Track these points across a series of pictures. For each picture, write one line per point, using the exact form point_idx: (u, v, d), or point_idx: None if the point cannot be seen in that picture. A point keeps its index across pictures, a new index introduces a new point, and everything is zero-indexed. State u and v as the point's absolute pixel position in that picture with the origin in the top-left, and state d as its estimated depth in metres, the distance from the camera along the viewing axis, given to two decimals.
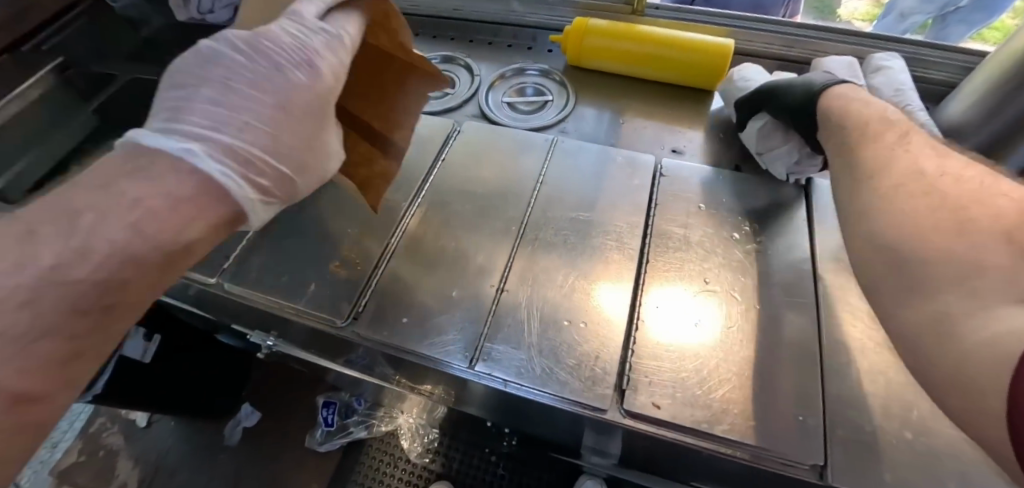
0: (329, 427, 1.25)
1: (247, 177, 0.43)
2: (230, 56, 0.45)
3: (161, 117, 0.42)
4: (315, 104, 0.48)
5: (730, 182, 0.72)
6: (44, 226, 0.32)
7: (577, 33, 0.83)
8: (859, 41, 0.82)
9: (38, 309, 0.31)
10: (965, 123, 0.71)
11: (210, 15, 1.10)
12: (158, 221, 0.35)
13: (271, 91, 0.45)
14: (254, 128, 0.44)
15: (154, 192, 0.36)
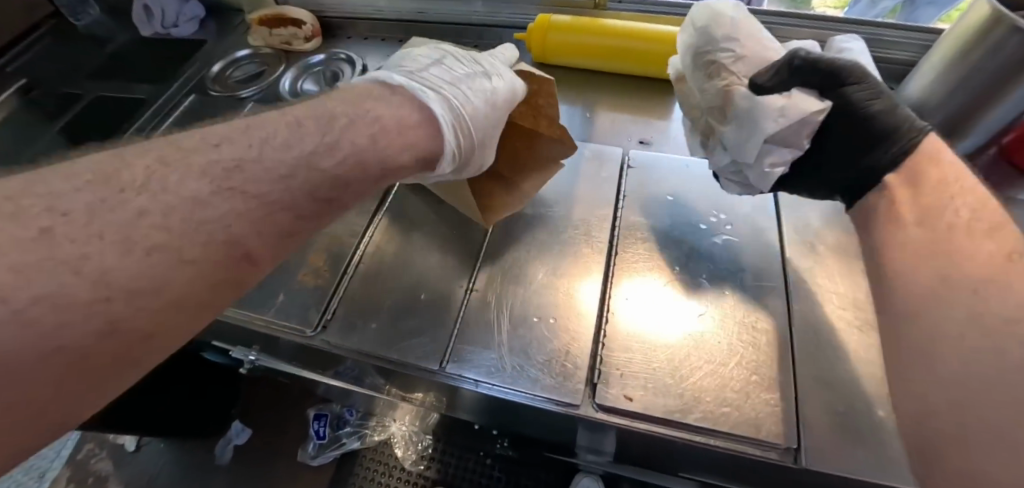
0: (321, 439, 1.23)
1: (455, 128, 0.54)
2: (451, 58, 0.61)
3: (400, 73, 0.56)
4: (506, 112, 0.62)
5: (698, 170, 0.72)
6: (308, 120, 0.42)
7: (541, 30, 0.83)
8: (820, 24, 0.83)
9: (289, 185, 0.38)
10: (926, 101, 0.72)
11: (174, 29, 1.08)
12: (388, 137, 0.46)
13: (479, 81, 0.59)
14: (472, 100, 0.57)
15: (387, 117, 0.48)
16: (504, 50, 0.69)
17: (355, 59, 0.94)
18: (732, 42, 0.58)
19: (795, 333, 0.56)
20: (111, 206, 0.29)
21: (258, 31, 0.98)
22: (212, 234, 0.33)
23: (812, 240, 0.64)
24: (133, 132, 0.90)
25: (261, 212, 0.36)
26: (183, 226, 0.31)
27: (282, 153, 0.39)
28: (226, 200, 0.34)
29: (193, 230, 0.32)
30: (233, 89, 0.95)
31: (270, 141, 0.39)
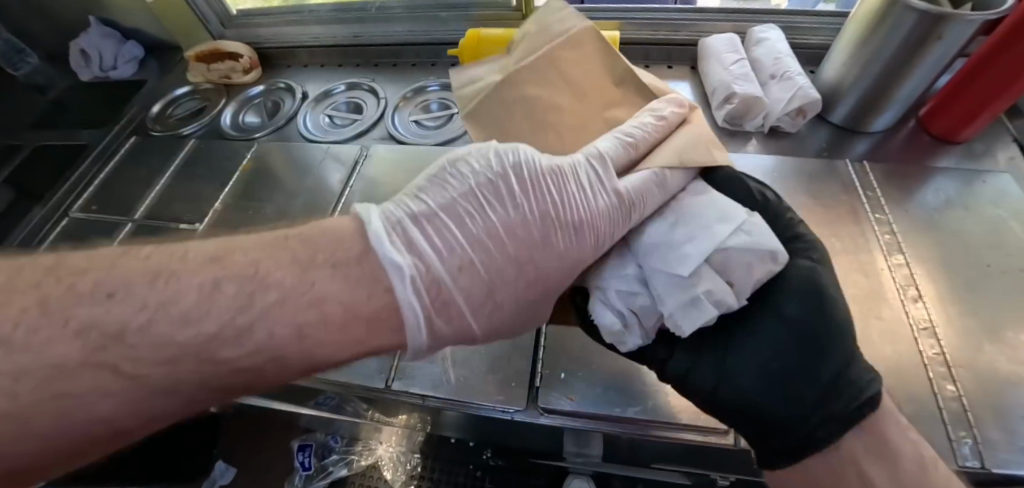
0: (307, 470, 1.18)
1: (432, 319, 0.39)
2: (500, 182, 0.44)
3: (407, 203, 0.43)
4: (552, 276, 0.44)
5: None
6: (229, 284, 0.35)
7: (471, 45, 0.84)
8: (739, 17, 0.86)
9: (173, 371, 0.33)
10: (841, 82, 0.75)
11: (113, 71, 1.08)
12: (322, 330, 0.35)
13: (532, 282, 0.44)
14: (475, 261, 0.41)
15: (334, 297, 0.36)
16: (623, 148, 0.50)
17: (294, 88, 0.95)
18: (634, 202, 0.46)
19: None
20: None
21: (197, 68, 0.99)
22: (67, 406, 0.31)
23: None
24: (75, 177, 0.89)
25: (137, 395, 0.33)
26: (33, 394, 0.30)
27: (173, 331, 0.33)
28: (92, 376, 0.32)
29: (47, 402, 0.31)
30: (174, 127, 0.94)
31: (168, 310, 0.33)
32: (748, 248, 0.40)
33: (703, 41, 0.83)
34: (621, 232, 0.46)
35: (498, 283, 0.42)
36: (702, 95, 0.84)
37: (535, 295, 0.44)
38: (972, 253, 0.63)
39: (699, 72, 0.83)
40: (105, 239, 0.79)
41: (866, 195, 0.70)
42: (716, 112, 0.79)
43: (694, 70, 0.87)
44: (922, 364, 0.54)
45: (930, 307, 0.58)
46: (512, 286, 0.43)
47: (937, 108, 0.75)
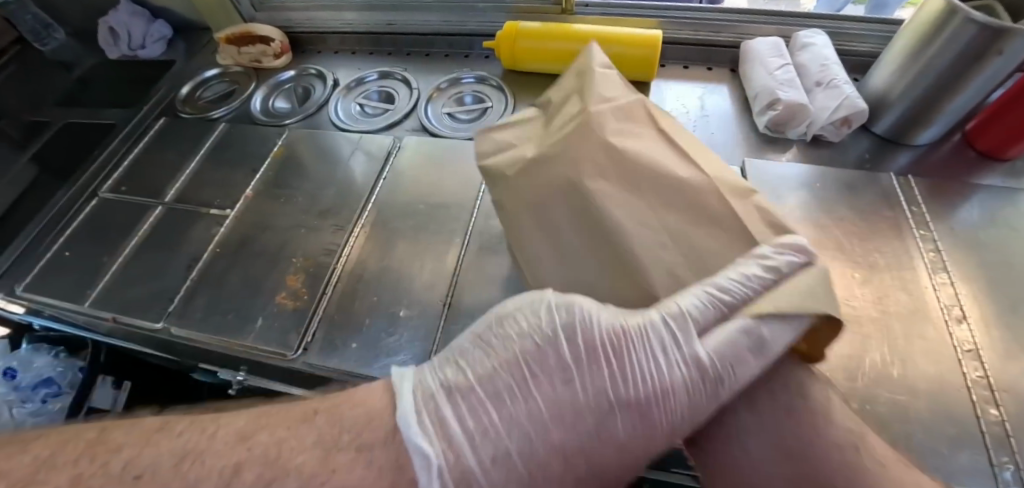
0: None
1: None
2: (555, 346, 0.38)
3: (451, 367, 0.39)
4: (611, 468, 0.37)
5: None
6: (257, 432, 0.33)
7: (508, 38, 0.83)
8: (783, 20, 0.84)
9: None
10: (889, 92, 0.73)
11: (141, 50, 1.07)
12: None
13: (591, 472, 0.36)
14: (519, 447, 0.34)
15: (360, 483, 0.30)
16: (711, 307, 0.41)
17: (325, 74, 0.94)
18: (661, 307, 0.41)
19: None
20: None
21: (227, 50, 0.98)
22: None
23: None
24: (105, 157, 0.89)
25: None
26: None
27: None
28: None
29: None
30: (203, 110, 0.94)
31: (193, 467, 0.32)
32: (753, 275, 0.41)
33: (747, 43, 0.81)
34: (700, 405, 0.40)
35: (543, 483, 0.34)
36: (742, 98, 0.82)
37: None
38: (1016, 275, 0.62)
39: (740, 73, 0.82)
40: (136, 222, 0.79)
41: (910, 211, 0.68)
42: (756, 116, 0.77)
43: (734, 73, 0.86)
44: (965, 386, 0.53)
45: (974, 328, 0.57)
46: (560, 484, 0.35)
47: (984, 123, 0.73)
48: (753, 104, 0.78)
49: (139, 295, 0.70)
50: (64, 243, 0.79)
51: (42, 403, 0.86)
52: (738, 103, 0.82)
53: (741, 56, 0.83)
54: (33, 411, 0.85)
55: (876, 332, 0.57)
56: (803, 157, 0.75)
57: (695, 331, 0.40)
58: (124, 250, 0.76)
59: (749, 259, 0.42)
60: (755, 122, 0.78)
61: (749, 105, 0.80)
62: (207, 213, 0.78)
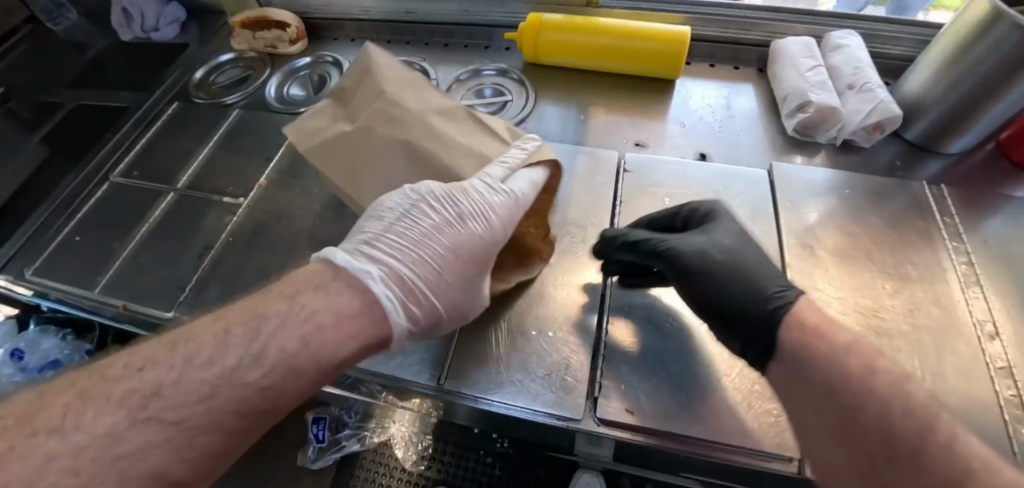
0: (320, 443, 1.19)
1: (408, 308, 0.46)
2: (423, 204, 0.49)
3: (352, 238, 0.48)
4: (488, 256, 0.52)
5: (696, 167, 0.71)
6: (238, 328, 0.39)
7: (531, 30, 0.81)
8: (815, 20, 0.81)
9: (210, 407, 0.36)
10: (924, 97, 0.71)
11: (155, 33, 1.05)
12: (323, 336, 0.40)
13: (467, 272, 0.50)
14: (424, 266, 0.48)
15: (328, 309, 0.41)
16: (507, 168, 0.53)
17: (341, 62, 0.92)
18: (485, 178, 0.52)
19: None
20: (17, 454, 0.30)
21: (241, 35, 0.96)
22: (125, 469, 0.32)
23: (811, 242, 0.63)
24: (117, 140, 0.87)
25: (182, 437, 0.34)
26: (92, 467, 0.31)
27: (202, 372, 0.36)
28: (141, 431, 0.33)
29: (104, 469, 0.31)
30: (217, 95, 0.92)
31: (192, 360, 0.37)
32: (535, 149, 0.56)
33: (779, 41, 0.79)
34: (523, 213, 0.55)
35: (449, 271, 0.49)
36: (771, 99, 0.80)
37: (481, 275, 0.52)
38: None
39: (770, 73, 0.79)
40: (148, 208, 0.78)
41: (942, 221, 0.66)
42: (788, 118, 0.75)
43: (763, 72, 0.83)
44: (997, 405, 0.52)
45: (1008, 346, 0.56)
46: (461, 272, 0.50)
47: (1019, 134, 0.71)
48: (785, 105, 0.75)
49: (151, 283, 0.69)
50: (75, 228, 0.78)
51: None
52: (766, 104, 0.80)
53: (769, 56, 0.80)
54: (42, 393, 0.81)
55: (907, 343, 0.55)
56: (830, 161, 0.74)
57: (503, 175, 0.53)
58: (136, 236, 0.75)
59: (518, 140, 0.57)
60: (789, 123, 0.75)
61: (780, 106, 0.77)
62: (220, 201, 0.76)
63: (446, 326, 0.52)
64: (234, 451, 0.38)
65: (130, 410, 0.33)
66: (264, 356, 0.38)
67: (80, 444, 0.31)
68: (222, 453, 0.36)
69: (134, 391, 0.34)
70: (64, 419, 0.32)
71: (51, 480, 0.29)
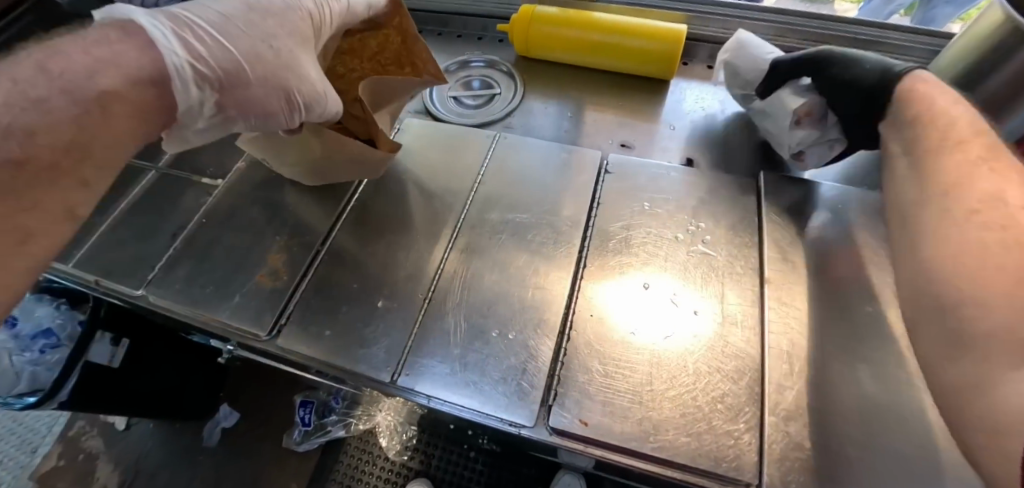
0: (306, 426, 1.20)
1: (184, 31, 0.41)
2: None
3: None
4: (293, 23, 0.51)
5: (682, 173, 0.68)
6: None
7: (523, 22, 0.79)
8: (818, 25, 0.78)
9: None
10: None
11: None
12: (61, 60, 0.35)
13: (269, 27, 0.48)
14: (209, 9, 0.44)
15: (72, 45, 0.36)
16: None
17: None
18: None
19: (771, 359, 0.53)
20: None
21: None
22: None
23: (793, 256, 0.60)
24: None
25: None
26: None
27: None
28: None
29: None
30: None
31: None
32: None
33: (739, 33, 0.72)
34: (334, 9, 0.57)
35: (243, 16, 0.47)
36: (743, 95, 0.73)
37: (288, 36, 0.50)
38: None
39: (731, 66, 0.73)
40: (129, 184, 0.77)
41: None
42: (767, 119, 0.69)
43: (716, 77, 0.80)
44: None
45: None
46: (259, 20, 0.48)
47: None
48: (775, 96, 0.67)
49: (123, 259, 0.68)
50: None
51: (40, 353, 0.80)
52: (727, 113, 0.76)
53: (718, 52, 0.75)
54: (32, 360, 0.80)
55: (887, 370, 0.52)
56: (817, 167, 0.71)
57: None
58: (114, 212, 0.74)
59: None
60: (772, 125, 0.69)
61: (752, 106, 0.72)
62: (200, 181, 0.76)
63: (252, 89, 0.46)
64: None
65: None
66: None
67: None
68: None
69: None
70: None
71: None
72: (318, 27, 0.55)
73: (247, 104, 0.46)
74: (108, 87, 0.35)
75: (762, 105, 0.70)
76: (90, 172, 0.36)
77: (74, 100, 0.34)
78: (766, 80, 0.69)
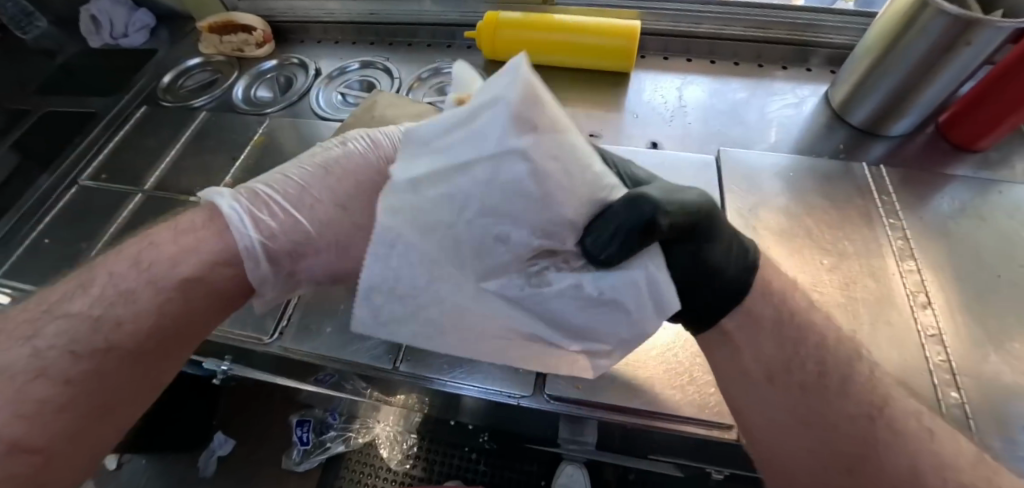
0: (305, 445, 1.22)
1: (257, 214, 0.49)
2: (320, 147, 0.59)
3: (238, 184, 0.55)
4: (367, 176, 0.55)
5: (650, 155, 0.74)
6: (77, 284, 0.45)
7: (489, 28, 0.83)
8: (763, 12, 0.83)
9: (36, 345, 0.40)
10: (854, 89, 0.75)
11: (124, 39, 1.07)
12: (153, 253, 0.46)
13: (340, 189, 0.53)
14: (288, 183, 0.53)
15: (162, 243, 0.47)
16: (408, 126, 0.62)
17: (307, 64, 0.93)
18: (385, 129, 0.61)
19: None
20: None
21: (209, 39, 0.96)
22: None
23: (754, 223, 0.66)
24: (84, 146, 0.88)
25: (10, 389, 0.38)
26: None
27: (29, 314, 0.43)
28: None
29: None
30: (185, 99, 0.93)
31: (24, 309, 0.44)
32: None
33: (503, 108, 0.39)
34: None
35: (318, 184, 0.53)
36: (508, 243, 0.43)
37: (356, 190, 0.54)
38: (986, 263, 0.62)
39: (507, 190, 0.40)
40: (117, 209, 0.79)
41: (880, 200, 0.68)
42: (591, 294, 0.44)
43: (418, 180, 0.45)
44: (928, 369, 0.54)
45: (939, 315, 0.58)
46: (330, 184, 0.53)
47: (959, 114, 0.71)
48: (629, 264, 0.44)
49: None
50: (45, 229, 0.79)
51: None
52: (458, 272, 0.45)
53: (472, 143, 0.42)
54: None
55: (840, 318, 0.58)
56: (769, 136, 0.77)
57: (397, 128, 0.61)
58: (103, 238, 0.76)
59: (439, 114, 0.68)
60: (585, 305, 0.45)
61: (500, 280, 0.45)
62: (187, 200, 0.78)
63: (320, 253, 0.51)
64: (96, 395, 0.41)
65: None
66: (90, 287, 0.44)
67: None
68: (70, 400, 0.40)
69: None
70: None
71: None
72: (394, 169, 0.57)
73: (315, 266, 0.52)
74: (187, 274, 0.45)
75: (560, 276, 0.45)
76: (178, 350, 0.46)
77: (155, 289, 0.44)
78: (591, 229, 0.43)
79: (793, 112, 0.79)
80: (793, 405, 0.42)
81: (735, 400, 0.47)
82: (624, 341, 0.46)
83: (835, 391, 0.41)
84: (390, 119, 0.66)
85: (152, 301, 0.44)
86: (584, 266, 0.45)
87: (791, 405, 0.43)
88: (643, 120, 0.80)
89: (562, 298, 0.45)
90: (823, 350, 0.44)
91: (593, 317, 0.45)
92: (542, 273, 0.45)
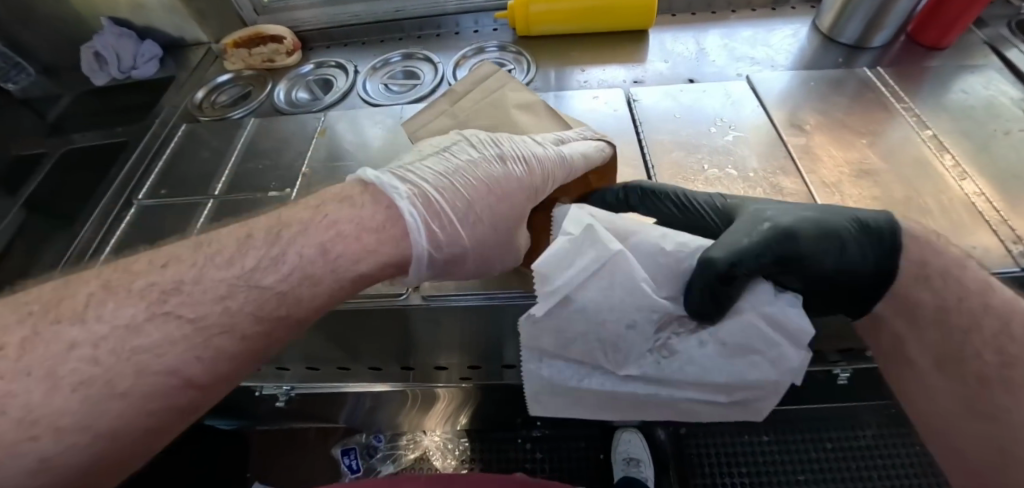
0: (355, 473, 1.17)
1: (429, 226, 0.48)
2: (465, 145, 0.57)
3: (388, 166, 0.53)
4: (519, 198, 0.55)
5: (691, 88, 0.84)
6: (259, 233, 0.42)
7: (521, 7, 0.91)
8: None
9: (228, 306, 0.38)
10: (836, 15, 0.89)
11: (134, 71, 1.05)
12: (342, 243, 0.42)
13: (498, 210, 0.54)
14: (455, 194, 0.52)
15: (346, 220, 0.44)
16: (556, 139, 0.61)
17: (345, 65, 0.97)
18: (540, 142, 0.58)
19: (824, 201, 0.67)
20: (141, 346, 0.34)
21: (236, 54, 0.99)
22: (145, 362, 0.34)
23: (799, 123, 0.77)
24: (122, 177, 0.85)
25: (198, 337, 0.36)
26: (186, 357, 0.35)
27: (222, 272, 0.39)
28: (159, 326, 0.35)
29: (125, 362, 0.33)
30: (222, 112, 0.94)
31: (215, 258, 0.40)
32: (577, 136, 0.63)
33: (593, 228, 0.45)
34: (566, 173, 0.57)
35: (476, 201, 0.53)
36: (636, 330, 0.44)
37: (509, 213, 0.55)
38: (982, 124, 0.75)
39: (627, 287, 0.43)
40: (190, 217, 0.78)
41: (889, 93, 0.81)
42: (721, 351, 0.44)
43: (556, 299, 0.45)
44: (970, 200, 0.66)
45: (960, 163, 0.71)
46: (488, 204, 0.53)
47: (923, 21, 0.87)
48: (737, 309, 0.44)
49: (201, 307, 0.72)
50: (114, 248, 0.76)
51: None
52: (602, 370, 0.47)
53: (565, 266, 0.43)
54: None
55: (888, 183, 0.69)
56: (779, 60, 0.90)
57: (546, 141, 0.59)
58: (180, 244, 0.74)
59: (579, 127, 0.65)
60: (716, 362, 0.44)
61: (637, 366, 0.45)
62: (266, 196, 0.78)
63: (467, 264, 0.54)
64: (259, 355, 0.40)
65: (151, 304, 0.36)
66: (282, 260, 0.40)
67: (101, 334, 0.34)
68: (239, 356, 0.38)
69: (155, 286, 0.37)
70: (87, 309, 0.35)
71: (74, 366, 0.32)
72: (541, 186, 0.56)
73: (456, 273, 0.54)
74: (364, 272, 0.43)
75: (683, 342, 0.45)
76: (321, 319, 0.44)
77: (336, 280, 0.42)
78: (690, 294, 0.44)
79: (792, 41, 0.93)
80: (969, 402, 0.41)
81: (906, 388, 0.46)
82: (761, 386, 0.44)
83: (1021, 384, 0.38)
84: (501, 103, 0.68)
85: (330, 290, 0.41)
86: (695, 327, 0.45)
87: (966, 396, 0.41)
88: (674, 63, 0.90)
89: (693, 364, 0.44)
90: (1005, 338, 0.40)
91: (731, 370, 0.44)
92: (667, 345, 0.45)
